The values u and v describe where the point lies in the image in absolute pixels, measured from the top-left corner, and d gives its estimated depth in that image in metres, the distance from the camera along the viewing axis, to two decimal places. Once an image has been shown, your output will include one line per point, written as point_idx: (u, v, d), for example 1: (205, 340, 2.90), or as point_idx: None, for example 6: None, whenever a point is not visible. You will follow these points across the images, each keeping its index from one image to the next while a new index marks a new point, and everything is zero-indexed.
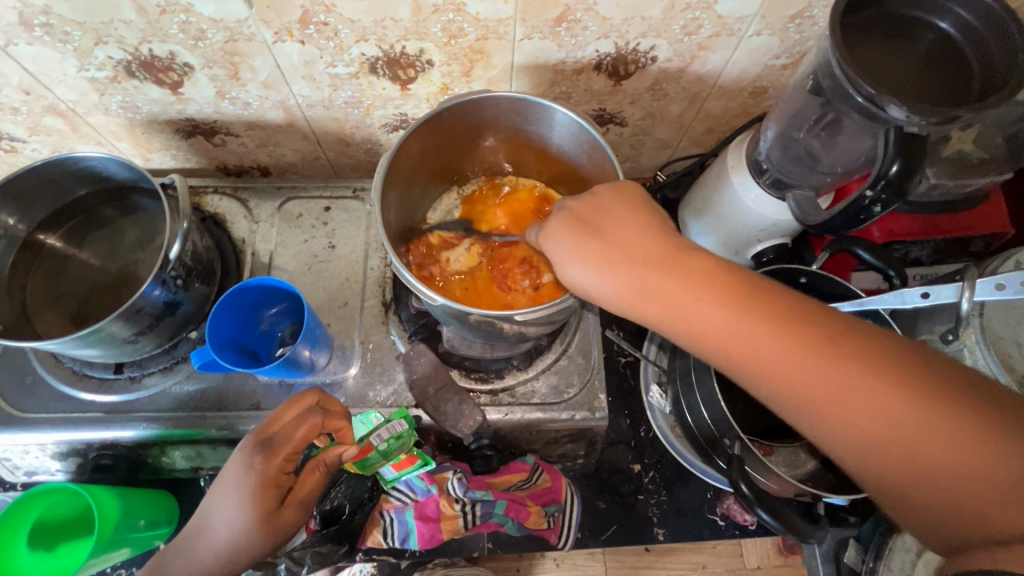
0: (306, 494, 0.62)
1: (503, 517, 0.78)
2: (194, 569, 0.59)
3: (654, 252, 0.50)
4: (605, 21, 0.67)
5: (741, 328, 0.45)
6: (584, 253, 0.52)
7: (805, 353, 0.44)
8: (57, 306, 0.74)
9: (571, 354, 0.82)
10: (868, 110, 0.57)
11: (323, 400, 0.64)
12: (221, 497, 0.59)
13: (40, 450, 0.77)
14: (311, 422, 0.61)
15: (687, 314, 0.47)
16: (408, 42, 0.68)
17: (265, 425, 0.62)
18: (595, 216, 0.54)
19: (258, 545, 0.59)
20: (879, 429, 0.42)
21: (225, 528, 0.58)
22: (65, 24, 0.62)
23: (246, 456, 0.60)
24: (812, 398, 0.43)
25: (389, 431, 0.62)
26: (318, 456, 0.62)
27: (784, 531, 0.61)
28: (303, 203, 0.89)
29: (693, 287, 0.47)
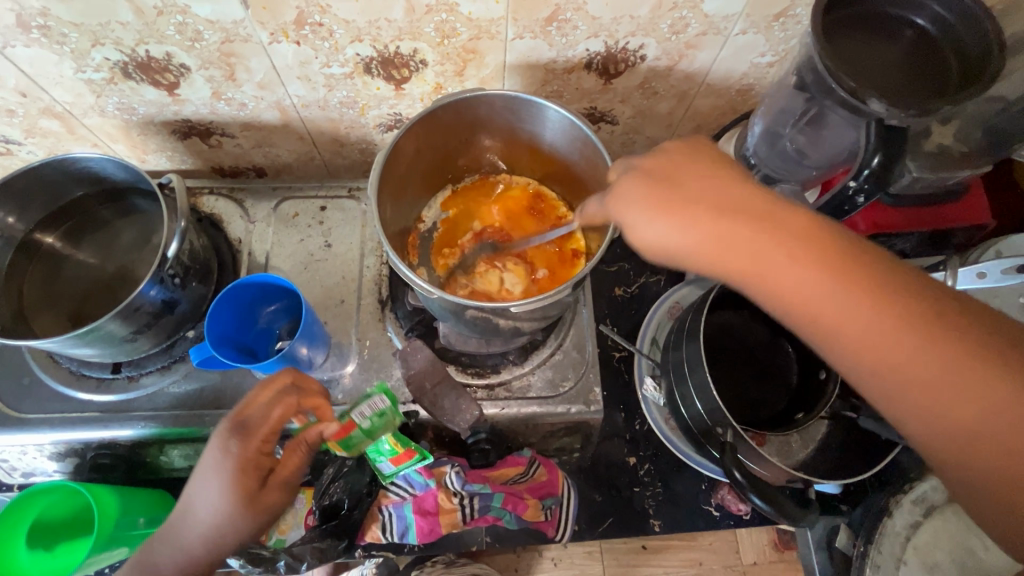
0: (289, 474, 0.62)
1: (501, 511, 0.78)
2: (179, 557, 0.58)
3: (742, 210, 0.48)
4: (595, 20, 0.69)
5: (825, 289, 0.44)
6: (669, 209, 0.49)
7: (890, 316, 0.43)
8: (54, 306, 0.74)
9: (566, 348, 0.83)
10: (850, 104, 0.59)
11: (297, 377, 0.65)
12: (201, 483, 0.58)
13: (38, 451, 0.77)
14: (286, 402, 0.61)
15: (770, 270, 0.46)
16: (402, 43, 0.70)
17: (239, 408, 0.61)
18: (677, 172, 0.51)
19: (244, 528, 0.58)
20: (950, 399, 0.42)
21: (207, 512, 0.58)
22: (62, 26, 0.63)
23: (222, 441, 0.59)
24: (885, 361, 0.43)
25: (371, 408, 0.65)
26: (298, 435, 0.63)
27: (775, 516, 0.63)
28: (299, 203, 0.89)
29: (781, 247, 0.46)
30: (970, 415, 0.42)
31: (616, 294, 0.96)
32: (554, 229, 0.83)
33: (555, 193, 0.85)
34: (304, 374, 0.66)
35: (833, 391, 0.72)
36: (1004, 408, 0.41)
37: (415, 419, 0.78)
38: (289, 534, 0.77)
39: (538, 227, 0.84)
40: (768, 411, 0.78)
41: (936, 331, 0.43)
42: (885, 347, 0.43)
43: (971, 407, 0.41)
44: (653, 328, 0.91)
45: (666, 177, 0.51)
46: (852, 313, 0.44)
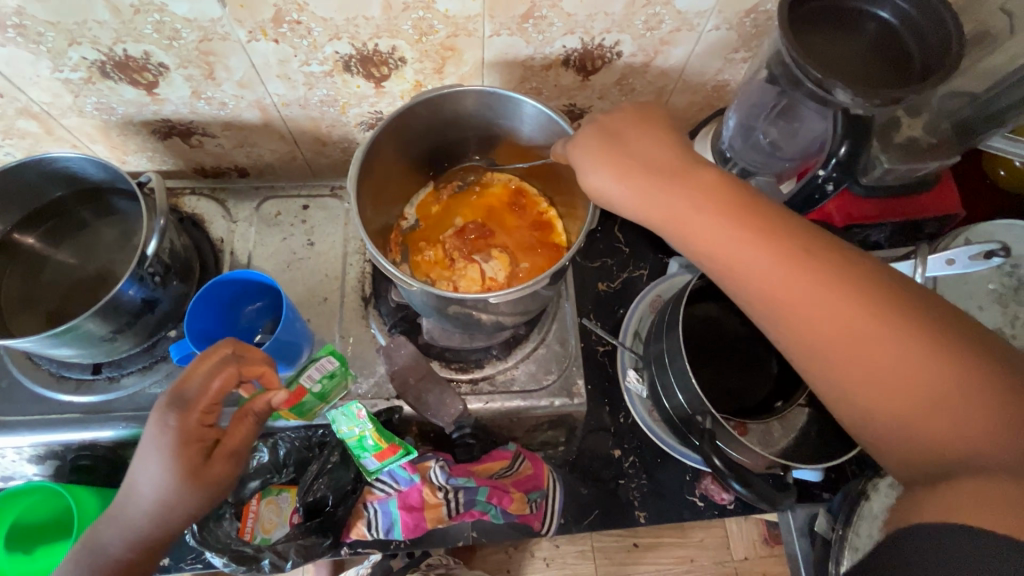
0: (237, 445, 0.61)
1: (486, 504, 0.79)
2: (126, 533, 0.58)
3: (670, 164, 0.52)
4: (570, 17, 0.70)
5: (734, 233, 0.47)
6: (601, 162, 0.54)
7: (794, 263, 0.45)
8: (32, 307, 0.74)
9: (549, 342, 0.84)
10: (818, 95, 0.61)
11: (240, 347, 0.63)
12: (142, 458, 0.58)
13: (17, 453, 0.76)
14: (226, 372, 0.60)
15: (691, 222, 0.48)
16: (380, 40, 0.70)
17: (177, 382, 0.60)
18: (622, 130, 0.55)
19: (191, 501, 0.58)
20: (857, 351, 0.43)
21: (151, 488, 0.57)
22: (38, 25, 0.63)
23: (161, 416, 0.58)
24: (789, 306, 0.45)
25: (320, 371, 0.72)
26: (245, 407, 0.63)
27: (756, 501, 0.63)
28: (282, 202, 0.90)
29: (698, 195, 0.49)
30: (876, 366, 0.42)
31: (599, 289, 0.97)
32: (535, 224, 0.85)
33: (536, 188, 0.87)
34: (247, 346, 0.65)
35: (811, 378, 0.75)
36: (906, 358, 0.41)
37: (398, 414, 0.79)
38: (274, 533, 0.76)
39: (520, 221, 0.85)
40: (748, 400, 0.80)
41: (848, 287, 0.44)
42: (786, 292, 0.45)
43: (873, 355, 0.42)
44: (636, 321, 0.92)
45: (612, 136, 0.55)
46: (756, 258, 0.46)
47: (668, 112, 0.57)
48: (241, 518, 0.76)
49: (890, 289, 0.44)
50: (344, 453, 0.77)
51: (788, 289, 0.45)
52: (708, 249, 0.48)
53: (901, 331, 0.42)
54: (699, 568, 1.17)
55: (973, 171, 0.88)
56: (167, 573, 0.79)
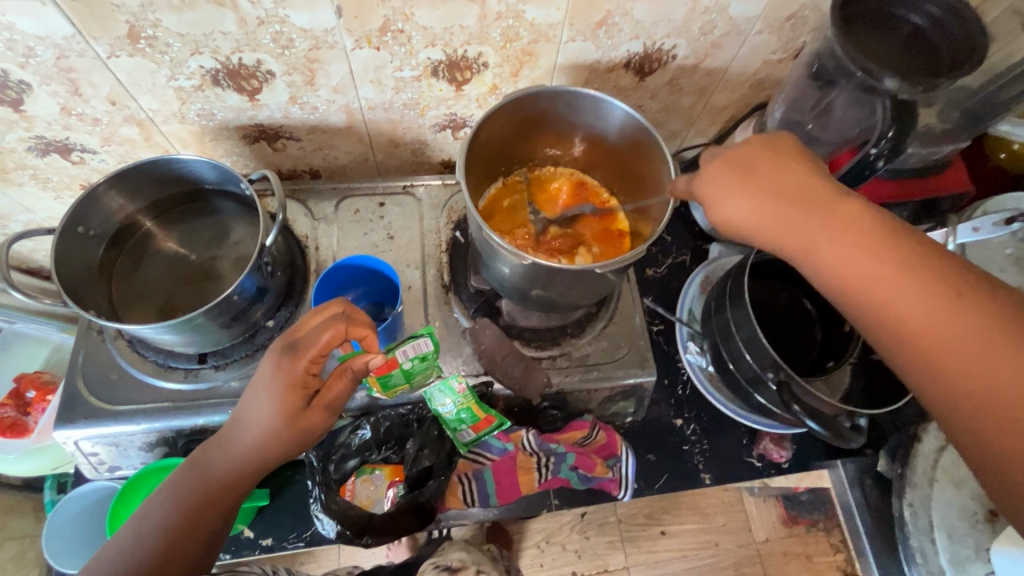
0: (333, 397, 0.68)
1: (571, 470, 0.87)
2: (228, 459, 0.66)
3: (813, 200, 0.55)
4: (638, 24, 0.79)
5: (884, 276, 0.51)
6: (738, 190, 0.57)
7: (943, 308, 0.48)
8: (145, 300, 0.78)
9: (617, 319, 0.91)
10: (867, 83, 0.70)
11: (349, 308, 0.69)
12: (255, 393, 0.66)
13: (129, 442, 0.80)
14: (335, 328, 0.65)
15: (827, 255, 0.53)
16: (470, 47, 0.78)
17: (292, 329, 0.68)
18: (756, 163, 0.58)
19: (286, 439, 0.66)
20: (1004, 401, 0.45)
21: (257, 421, 0.65)
22: (168, 36, 0.69)
23: (275, 357, 0.66)
24: (929, 344, 0.49)
25: (414, 350, 0.70)
26: (345, 363, 0.69)
27: (832, 439, 0.71)
28: (358, 200, 0.96)
29: (845, 233, 0.53)
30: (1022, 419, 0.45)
31: (648, 274, 1.05)
32: (598, 214, 0.92)
33: (596, 181, 0.95)
34: (355, 308, 0.71)
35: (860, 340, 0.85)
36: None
37: (490, 389, 0.85)
38: (374, 507, 0.83)
39: (584, 211, 0.93)
40: (802, 362, 0.89)
41: (999, 336, 0.47)
42: (928, 333, 0.49)
43: (1014, 407, 0.45)
44: (689, 302, 1.01)
45: (745, 168, 0.58)
46: (902, 300, 0.50)
47: (793, 140, 0.60)
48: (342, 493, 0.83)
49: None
50: (441, 427, 0.82)
51: (928, 332, 0.49)
52: (843, 279, 0.52)
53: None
54: (725, 552, 1.26)
55: (977, 155, 1.00)
56: (270, 552, 0.83)
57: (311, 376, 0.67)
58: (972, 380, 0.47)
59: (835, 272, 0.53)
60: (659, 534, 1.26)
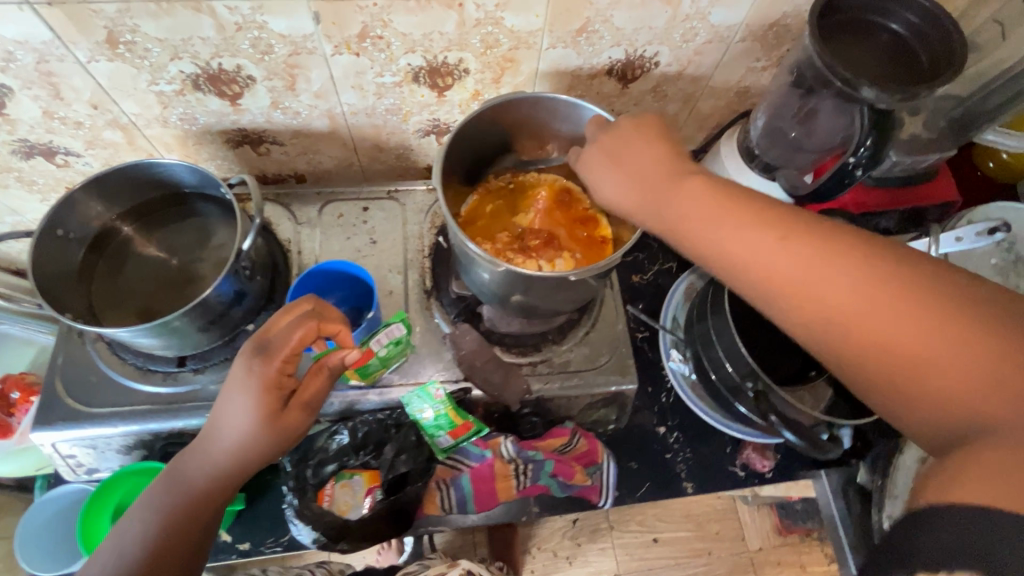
0: (309, 397, 0.69)
1: (551, 478, 0.86)
2: (207, 467, 0.66)
3: (662, 171, 0.59)
4: (619, 31, 0.79)
5: (723, 226, 0.53)
6: (610, 171, 0.63)
7: (778, 243, 0.50)
8: (123, 303, 0.78)
9: (599, 326, 0.91)
10: (845, 92, 0.70)
11: (319, 306, 0.70)
12: (229, 399, 0.66)
13: (106, 444, 0.80)
14: (306, 327, 0.67)
15: (684, 219, 0.56)
16: (450, 53, 0.78)
17: (262, 332, 0.68)
18: (623, 146, 0.63)
19: (265, 441, 0.66)
20: (864, 323, 0.46)
21: (234, 427, 0.65)
22: (147, 41, 0.69)
23: (246, 361, 0.66)
24: (782, 282, 0.50)
25: (388, 337, 0.76)
26: (321, 360, 0.70)
27: (809, 449, 0.70)
28: (342, 205, 0.96)
29: (690, 193, 0.56)
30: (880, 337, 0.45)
31: (634, 281, 1.05)
32: (580, 219, 0.92)
33: (579, 187, 0.95)
34: (326, 306, 0.71)
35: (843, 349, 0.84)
36: (896, 322, 0.45)
37: (469, 395, 0.85)
38: (351, 513, 0.81)
39: (567, 216, 0.92)
40: (788, 372, 0.87)
41: (837, 261, 0.48)
42: (787, 275, 0.49)
43: (859, 319, 0.46)
44: (674, 308, 1.00)
45: (611, 154, 0.64)
46: (744, 244, 0.52)
47: (659, 117, 0.65)
48: (319, 499, 0.81)
49: (882, 256, 0.47)
50: (419, 433, 0.82)
51: (785, 274, 0.50)
52: (700, 243, 0.55)
53: (894, 292, 0.45)
54: (717, 560, 1.25)
55: (966, 163, 0.99)
56: (247, 557, 0.83)
57: (286, 377, 0.68)
58: (832, 310, 0.47)
59: (693, 238, 0.55)
60: (652, 542, 1.26)
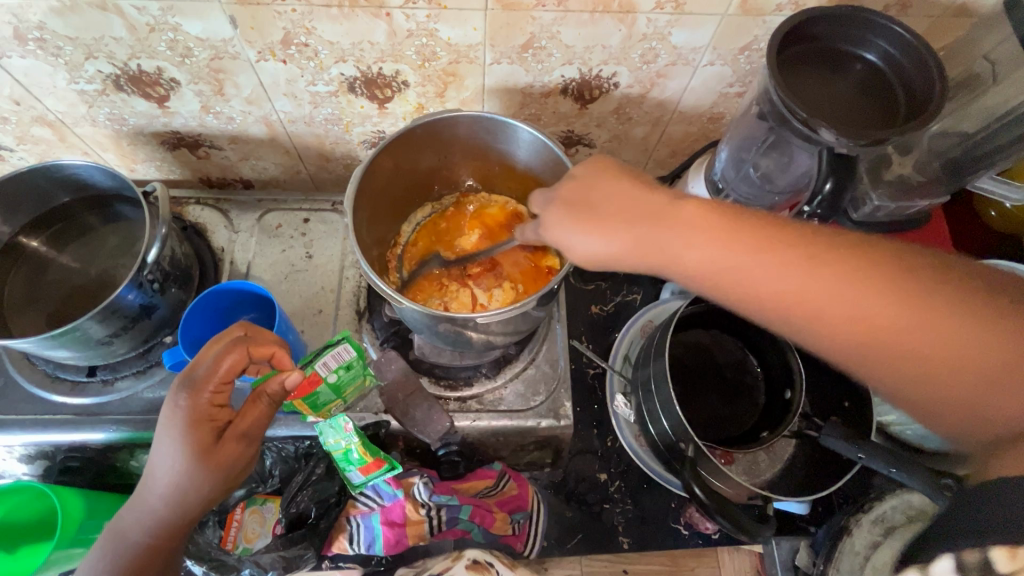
0: (248, 426, 0.61)
1: (469, 524, 0.78)
2: (145, 518, 0.59)
3: (647, 209, 0.51)
4: (569, 48, 0.72)
5: (729, 255, 0.47)
6: (588, 228, 0.52)
7: (798, 270, 0.45)
8: (34, 308, 0.75)
9: (538, 363, 0.85)
10: (803, 133, 0.63)
11: (251, 331, 0.65)
12: (159, 444, 0.58)
13: (8, 452, 0.78)
14: (235, 353, 0.60)
15: (686, 263, 0.49)
16: (384, 64, 0.73)
17: (191, 365, 0.61)
18: (593, 191, 0.54)
19: (204, 482, 0.58)
20: (902, 329, 0.43)
21: (165, 471, 0.57)
22: (58, 39, 0.66)
23: (173, 397, 0.59)
24: (811, 306, 0.45)
25: (336, 360, 0.72)
26: (258, 388, 0.63)
27: (737, 532, 0.65)
28: (283, 215, 0.92)
29: (693, 228, 0.49)
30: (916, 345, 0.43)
31: (592, 312, 0.98)
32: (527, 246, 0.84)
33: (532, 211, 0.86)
34: (260, 329, 0.66)
35: (796, 410, 0.75)
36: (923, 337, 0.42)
37: (385, 429, 0.79)
38: (256, 543, 0.78)
39: (514, 243, 0.84)
40: (736, 431, 0.83)
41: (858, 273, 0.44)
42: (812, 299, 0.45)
43: (895, 335, 0.43)
44: (627, 345, 0.92)
45: (581, 203, 0.54)
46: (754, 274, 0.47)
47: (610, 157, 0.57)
48: (225, 527, 0.78)
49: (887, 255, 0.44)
50: (329, 466, 0.78)
51: (809, 300, 0.45)
52: (703, 276, 0.49)
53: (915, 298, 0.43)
54: None
55: (966, 209, 0.89)
56: None
57: (218, 408, 0.61)
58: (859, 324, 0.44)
59: (693, 274, 0.49)
60: None
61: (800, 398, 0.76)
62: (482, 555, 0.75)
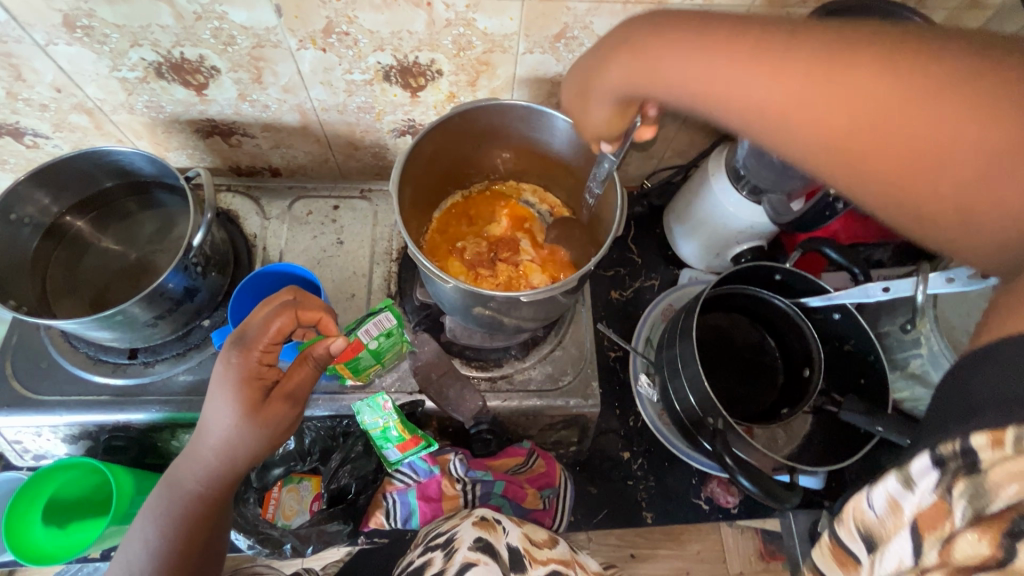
0: (294, 387, 0.63)
1: (502, 499, 0.81)
2: (198, 469, 0.61)
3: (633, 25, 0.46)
4: (599, 38, 0.75)
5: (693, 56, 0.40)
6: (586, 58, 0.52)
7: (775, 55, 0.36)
8: (76, 292, 0.77)
9: (565, 345, 0.87)
10: None
11: (298, 296, 0.67)
12: (211, 398, 0.61)
13: (52, 432, 0.80)
14: (284, 316, 0.63)
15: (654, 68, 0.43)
16: (421, 53, 0.75)
17: (240, 325, 0.63)
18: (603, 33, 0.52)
19: (252, 438, 0.60)
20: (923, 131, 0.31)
21: (217, 426, 0.59)
22: (105, 27, 0.67)
23: (225, 354, 0.61)
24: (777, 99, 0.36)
25: (378, 328, 0.75)
26: (307, 350, 0.65)
27: (765, 497, 0.68)
28: (313, 202, 0.94)
29: (659, 29, 0.43)
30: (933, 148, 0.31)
31: (612, 297, 1.01)
32: (556, 236, 0.88)
33: (560, 200, 0.90)
34: (306, 294, 0.68)
35: (815, 387, 0.79)
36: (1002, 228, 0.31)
37: (420, 408, 0.82)
38: (294, 519, 0.81)
39: (542, 233, 0.88)
40: (756, 408, 0.86)
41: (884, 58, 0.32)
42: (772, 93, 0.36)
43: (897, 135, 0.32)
44: (648, 329, 0.96)
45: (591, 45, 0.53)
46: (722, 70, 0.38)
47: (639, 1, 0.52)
48: (263, 504, 0.81)
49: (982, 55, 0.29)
50: (367, 443, 0.81)
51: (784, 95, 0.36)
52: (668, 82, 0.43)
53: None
54: None
55: None
56: None
57: (267, 367, 0.63)
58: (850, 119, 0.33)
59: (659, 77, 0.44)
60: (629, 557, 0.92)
61: (819, 376, 0.80)
62: (488, 515, 0.72)
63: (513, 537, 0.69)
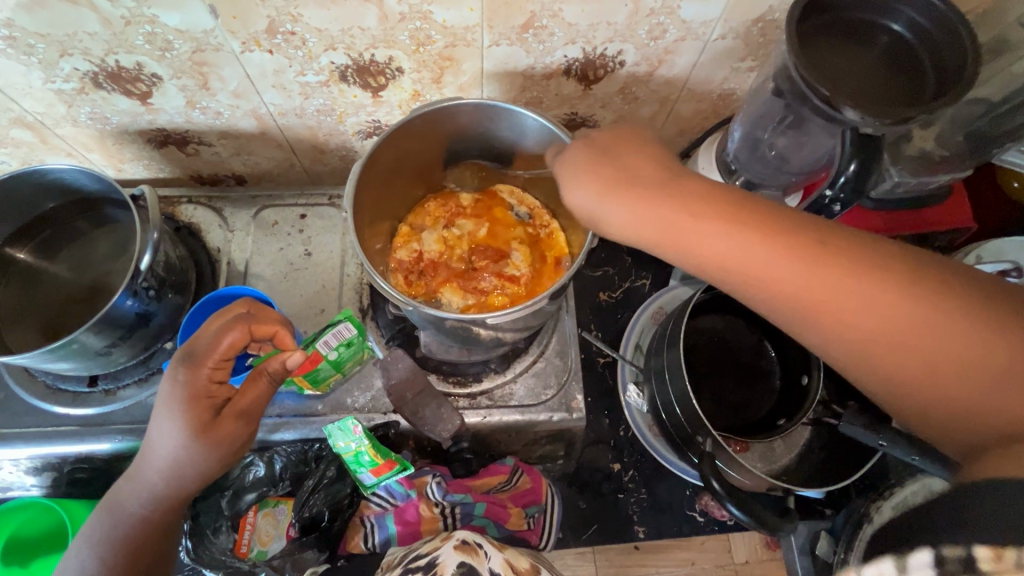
0: (248, 404, 0.59)
1: (485, 521, 0.78)
2: (143, 491, 0.58)
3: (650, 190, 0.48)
4: (571, 27, 0.68)
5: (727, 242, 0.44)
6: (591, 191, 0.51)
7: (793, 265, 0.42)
8: (27, 320, 0.73)
9: (548, 356, 0.83)
10: (825, 112, 0.59)
11: (253, 309, 0.62)
12: (157, 418, 0.57)
13: (14, 465, 0.77)
14: (238, 330, 0.58)
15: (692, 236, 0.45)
16: (377, 50, 0.69)
17: (190, 339, 0.59)
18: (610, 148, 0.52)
19: (203, 459, 0.57)
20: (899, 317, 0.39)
21: (166, 449, 0.56)
22: (29, 37, 0.62)
23: (173, 370, 0.58)
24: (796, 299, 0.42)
25: (337, 338, 0.71)
26: (260, 365, 0.61)
27: (756, 525, 0.63)
28: (278, 210, 0.89)
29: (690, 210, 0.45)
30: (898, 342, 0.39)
31: (600, 300, 0.96)
32: (535, 241, 0.82)
33: (539, 200, 0.84)
34: (263, 308, 0.63)
35: (814, 397, 0.74)
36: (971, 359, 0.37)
37: (395, 429, 0.78)
38: (270, 545, 0.78)
39: (522, 234, 0.82)
40: (753, 417, 0.81)
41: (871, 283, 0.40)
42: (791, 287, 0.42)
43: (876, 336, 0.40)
44: (637, 334, 0.90)
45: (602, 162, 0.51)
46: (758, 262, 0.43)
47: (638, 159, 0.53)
48: (238, 530, 0.78)
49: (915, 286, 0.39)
50: (340, 466, 0.77)
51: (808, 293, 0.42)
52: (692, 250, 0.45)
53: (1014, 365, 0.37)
54: None
55: (987, 183, 0.85)
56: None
57: (217, 385, 0.59)
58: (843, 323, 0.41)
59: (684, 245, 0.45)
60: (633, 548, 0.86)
61: (818, 384, 0.75)
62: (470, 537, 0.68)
63: (497, 563, 0.65)
